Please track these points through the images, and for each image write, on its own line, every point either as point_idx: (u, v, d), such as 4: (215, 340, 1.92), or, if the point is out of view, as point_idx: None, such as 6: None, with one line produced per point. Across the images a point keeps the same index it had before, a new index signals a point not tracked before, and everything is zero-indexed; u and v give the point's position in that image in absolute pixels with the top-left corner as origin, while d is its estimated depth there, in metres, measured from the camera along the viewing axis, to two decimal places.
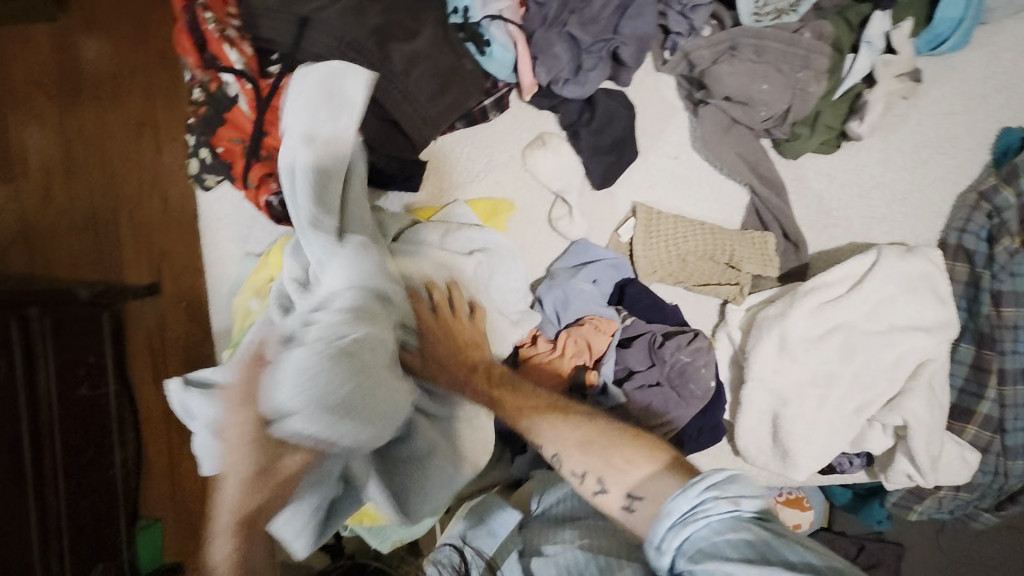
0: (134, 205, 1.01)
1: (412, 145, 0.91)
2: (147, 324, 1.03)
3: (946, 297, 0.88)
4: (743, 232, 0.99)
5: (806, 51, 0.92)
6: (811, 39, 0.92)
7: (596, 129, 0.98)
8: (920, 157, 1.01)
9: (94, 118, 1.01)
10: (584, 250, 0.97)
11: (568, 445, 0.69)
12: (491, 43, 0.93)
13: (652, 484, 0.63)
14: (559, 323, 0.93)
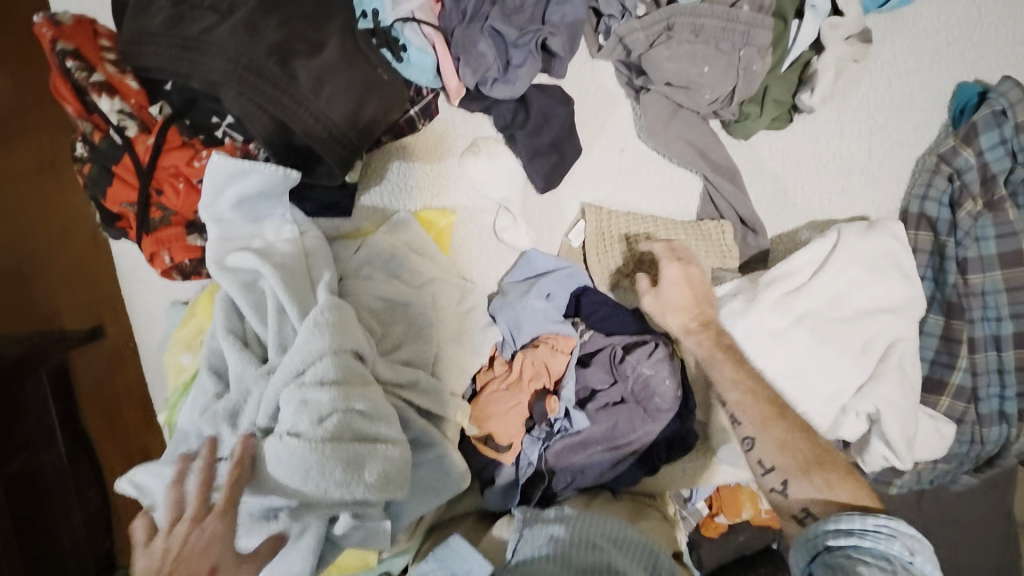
0: (70, 254, 1.02)
1: (334, 171, 0.82)
2: (93, 371, 1.08)
3: (910, 273, 0.85)
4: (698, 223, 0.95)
5: (746, 26, 0.85)
6: (751, 12, 0.85)
7: (532, 130, 0.91)
8: (876, 124, 0.96)
9: None
10: (534, 261, 0.92)
11: (769, 441, 0.79)
12: (408, 47, 0.85)
13: (843, 490, 0.76)
14: (516, 344, 0.90)
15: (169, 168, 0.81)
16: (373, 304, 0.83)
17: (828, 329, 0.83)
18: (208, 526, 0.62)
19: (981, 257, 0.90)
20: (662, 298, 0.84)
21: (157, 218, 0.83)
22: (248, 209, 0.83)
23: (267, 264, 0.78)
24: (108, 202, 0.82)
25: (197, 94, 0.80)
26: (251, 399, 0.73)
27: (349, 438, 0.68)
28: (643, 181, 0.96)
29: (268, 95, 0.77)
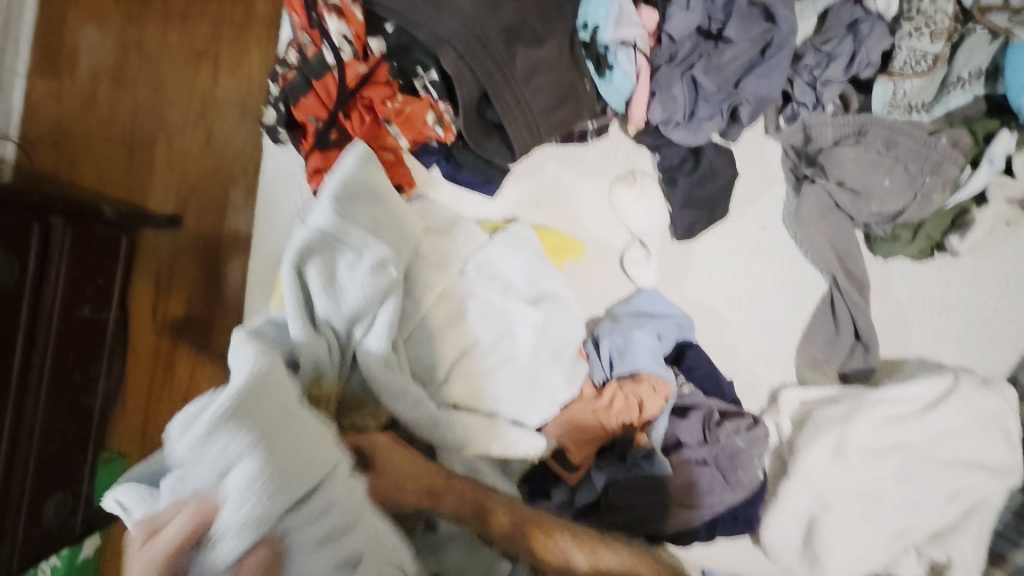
0: (177, 133, 1.10)
1: (512, 152, 0.86)
2: (158, 256, 1.11)
3: (1016, 442, 0.84)
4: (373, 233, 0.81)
5: (940, 157, 0.89)
6: (946, 145, 0.89)
7: (697, 180, 0.94)
8: (1008, 288, 0.98)
9: (157, 34, 1.10)
10: (652, 301, 0.94)
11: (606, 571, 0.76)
12: (615, 67, 0.88)
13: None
14: (610, 370, 0.91)
15: (366, 99, 0.85)
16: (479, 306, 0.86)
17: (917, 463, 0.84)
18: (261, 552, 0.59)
19: None
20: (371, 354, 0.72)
21: (334, 138, 0.86)
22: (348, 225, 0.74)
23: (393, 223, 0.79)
24: (295, 110, 0.85)
25: (414, 43, 0.81)
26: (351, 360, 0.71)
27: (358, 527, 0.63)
28: (772, 263, 0.98)
29: (485, 66, 0.80)
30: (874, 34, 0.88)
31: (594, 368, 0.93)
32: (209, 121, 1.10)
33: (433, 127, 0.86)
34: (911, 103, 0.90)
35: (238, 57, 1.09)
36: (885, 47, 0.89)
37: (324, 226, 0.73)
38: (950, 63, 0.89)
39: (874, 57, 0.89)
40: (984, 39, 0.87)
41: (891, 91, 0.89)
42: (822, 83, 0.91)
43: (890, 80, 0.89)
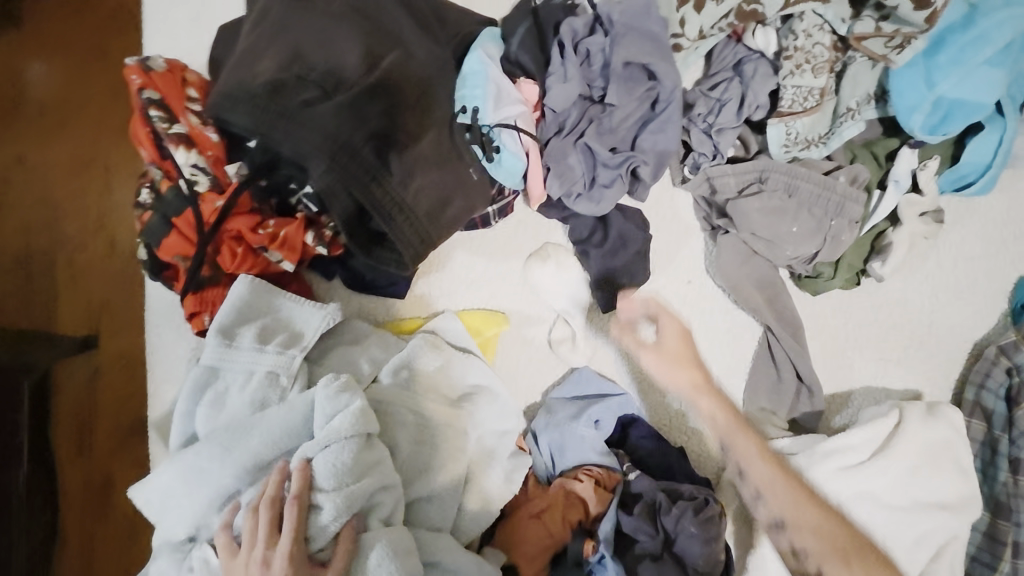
0: (76, 248, 1.03)
1: (404, 260, 0.80)
2: (77, 383, 1.02)
3: (968, 469, 0.82)
4: (264, 309, 0.79)
5: (841, 198, 0.86)
6: (845, 184, 0.87)
7: (607, 252, 0.90)
8: (938, 301, 0.97)
9: (42, 155, 1.04)
10: (586, 380, 0.90)
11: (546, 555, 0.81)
12: (502, 149, 0.83)
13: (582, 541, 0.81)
14: (555, 466, 0.87)
15: (232, 230, 0.77)
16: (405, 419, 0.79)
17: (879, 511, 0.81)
18: None
19: None
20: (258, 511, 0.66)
21: (206, 274, 0.78)
22: (211, 403, 0.75)
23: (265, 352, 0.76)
24: (159, 252, 0.78)
25: (279, 159, 0.77)
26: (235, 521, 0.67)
27: None
28: (702, 316, 0.94)
29: (357, 178, 0.74)
30: (756, 76, 0.87)
31: (539, 464, 0.89)
32: (108, 232, 1.03)
33: (315, 247, 0.80)
34: (808, 138, 0.87)
35: (130, 157, 1.04)
36: (770, 87, 0.87)
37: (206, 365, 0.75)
38: (838, 94, 0.87)
39: (761, 99, 0.87)
40: (866, 66, 0.86)
41: (786, 131, 0.86)
42: (716, 132, 0.87)
43: (781, 122, 0.86)
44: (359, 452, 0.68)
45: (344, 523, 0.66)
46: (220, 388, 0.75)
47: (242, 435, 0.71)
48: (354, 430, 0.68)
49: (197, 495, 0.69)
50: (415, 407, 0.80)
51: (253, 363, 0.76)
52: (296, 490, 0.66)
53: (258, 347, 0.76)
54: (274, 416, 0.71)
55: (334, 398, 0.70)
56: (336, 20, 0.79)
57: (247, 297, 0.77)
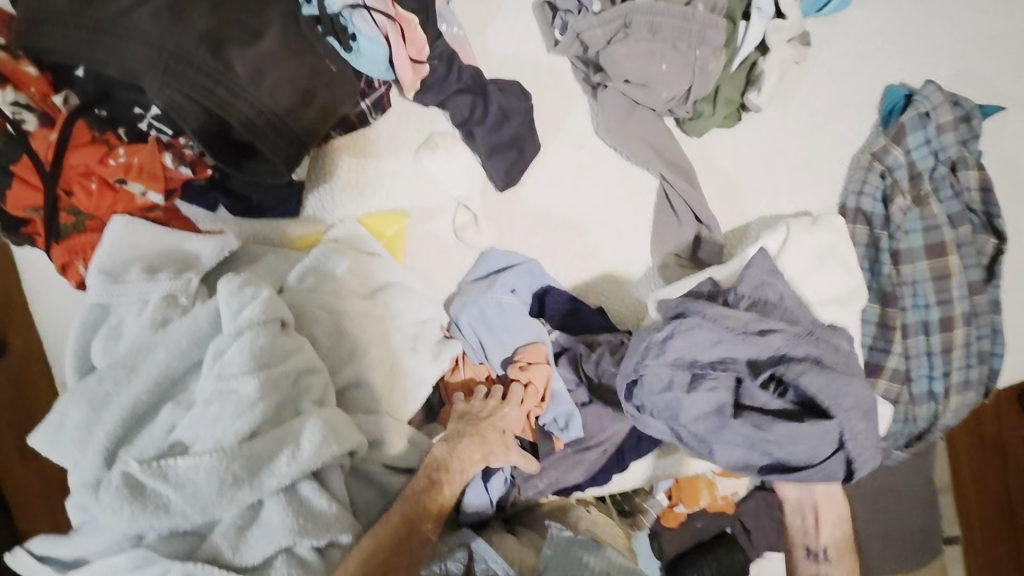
0: None
1: (279, 168, 0.75)
2: None
3: (852, 265, 0.90)
4: (157, 231, 0.75)
5: (701, 26, 0.87)
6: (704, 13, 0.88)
7: (492, 127, 0.88)
8: (816, 122, 1.00)
9: None
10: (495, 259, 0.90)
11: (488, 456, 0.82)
12: (357, 36, 0.81)
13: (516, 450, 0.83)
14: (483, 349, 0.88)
15: (77, 166, 0.72)
16: (320, 319, 0.76)
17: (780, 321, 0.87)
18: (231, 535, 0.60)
19: (911, 248, 0.97)
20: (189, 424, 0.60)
21: (67, 223, 0.74)
22: (106, 335, 0.68)
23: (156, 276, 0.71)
24: (7, 206, 0.72)
25: (112, 83, 0.72)
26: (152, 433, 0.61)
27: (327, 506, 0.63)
28: (599, 176, 0.95)
29: (200, 86, 0.70)
30: None
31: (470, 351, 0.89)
32: None
33: (178, 168, 0.76)
34: None
35: None
36: None
37: (93, 299, 0.69)
38: None
39: None
40: None
41: None
42: None
43: None
44: (274, 340, 0.63)
45: (264, 406, 0.60)
46: (111, 321, 0.69)
47: (146, 355, 0.65)
48: (268, 317, 0.63)
49: (105, 423, 0.61)
50: (323, 303, 0.77)
51: (146, 290, 0.70)
52: (215, 380, 0.60)
53: (148, 276, 0.71)
54: (178, 330, 0.65)
55: (237, 295, 0.65)
56: None
57: (124, 232, 0.73)
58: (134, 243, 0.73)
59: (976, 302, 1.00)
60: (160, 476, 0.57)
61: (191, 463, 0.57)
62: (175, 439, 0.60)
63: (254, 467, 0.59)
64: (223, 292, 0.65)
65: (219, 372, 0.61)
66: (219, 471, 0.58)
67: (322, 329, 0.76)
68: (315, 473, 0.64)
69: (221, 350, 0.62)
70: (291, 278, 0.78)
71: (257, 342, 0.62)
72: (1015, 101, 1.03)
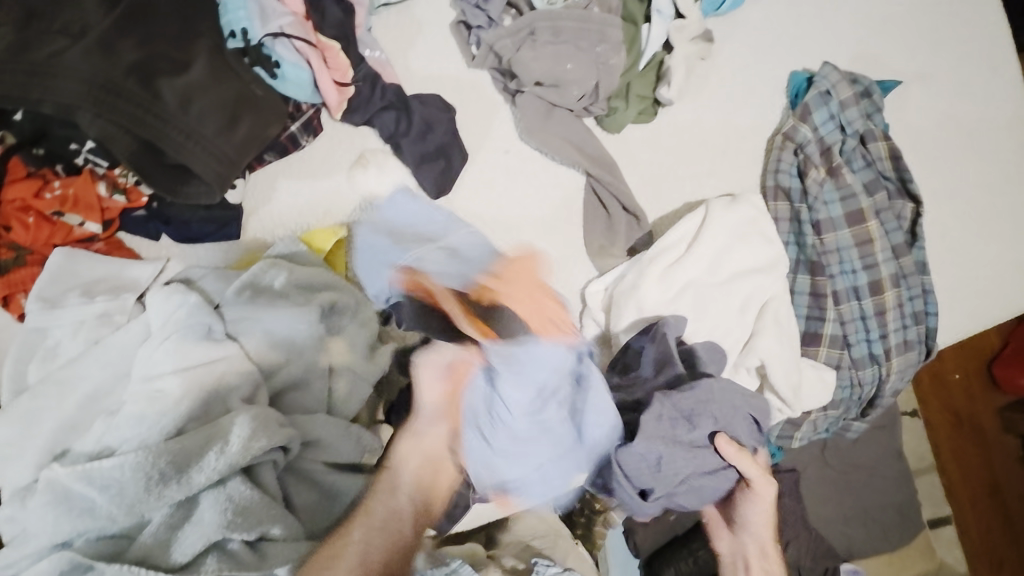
0: None
1: (212, 188, 0.79)
2: None
3: (773, 237, 0.94)
4: (99, 258, 0.79)
5: (601, 26, 0.95)
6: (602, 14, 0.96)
7: (416, 138, 0.94)
8: (727, 111, 1.07)
9: None
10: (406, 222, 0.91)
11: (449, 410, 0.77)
12: (281, 63, 0.86)
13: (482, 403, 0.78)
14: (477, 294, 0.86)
15: (15, 202, 0.77)
16: (255, 330, 0.79)
17: (705, 293, 0.91)
18: (161, 531, 0.61)
19: (830, 218, 1.01)
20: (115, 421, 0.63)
21: (9, 259, 0.78)
22: (41, 357, 0.72)
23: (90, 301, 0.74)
24: None
25: (48, 123, 0.77)
26: (84, 439, 0.63)
27: (259, 497, 0.63)
28: (527, 178, 1.01)
29: (130, 115, 0.74)
30: None
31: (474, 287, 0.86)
32: None
33: (112, 197, 0.80)
34: None
35: None
36: None
37: (33, 324, 0.72)
38: None
39: None
40: None
41: None
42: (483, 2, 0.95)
43: None
44: (197, 343, 0.65)
45: (190, 401, 0.63)
46: (50, 345, 0.72)
47: (75, 369, 0.66)
48: (194, 321, 0.66)
49: (36, 436, 0.64)
50: (256, 313, 0.79)
51: (81, 313, 0.74)
52: (142, 378, 0.64)
53: (84, 299, 0.74)
54: (110, 343, 0.67)
55: (165, 301, 0.67)
56: None
57: (63, 261, 0.77)
58: (74, 272, 0.77)
59: (902, 264, 1.03)
60: (84, 476, 0.59)
61: (115, 462, 0.59)
62: (103, 445, 0.62)
63: (186, 464, 0.60)
64: (155, 297, 0.68)
65: (147, 374, 0.64)
66: (143, 468, 0.59)
67: (256, 338, 0.79)
68: (246, 470, 0.65)
69: (151, 355, 0.65)
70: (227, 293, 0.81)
71: (186, 341, 0.65)
72: (912, 76, 1.10)
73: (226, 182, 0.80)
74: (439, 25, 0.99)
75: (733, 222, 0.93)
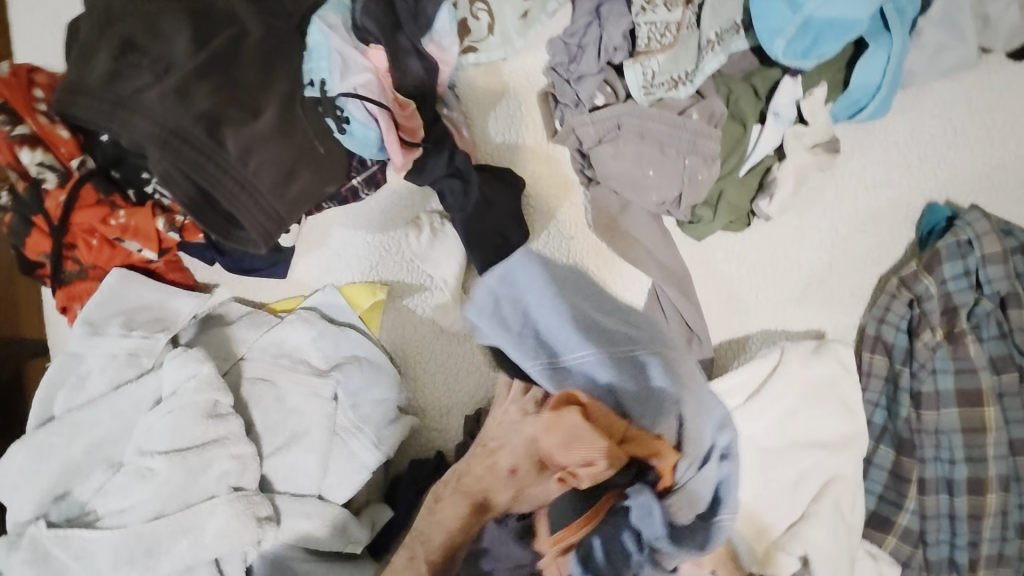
0: None
1: (255, 240, 0.79)
2: None
3: (854, 407, 0.81)
4: (151, 286, 0.81)
5: (692, 135, 0.81)
6: (699, 121, 0.81)
7: (473, 215, 0.88)
8: (839, 235, 0.92)
9: None
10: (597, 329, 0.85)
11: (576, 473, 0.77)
12: (350, 119, 0.82)
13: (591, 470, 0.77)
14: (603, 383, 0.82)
15: (83, 225, 0.79)
16: (267, 397, 0.80)
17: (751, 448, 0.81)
18: None
19: (936, 391, 0.85)
20: (115, 483, 0.64)
21: (72, 271, 0.82)
22: (70, 388, 0.74)
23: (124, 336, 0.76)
24: (27, 251, 0.81)
25: (125, 152, 0.80)
26: (88, 484, 0.67)
27: None
28: (590, 275, 0.91)
29: (192, 161, 0.75)
30: (611, 16, 0.83)
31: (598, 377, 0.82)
32: None
33: (168, 232, 0.81)
34: (672, 76, 0.82)
35: None
36: (625, 27, 0.83)
37: (73, 348, 0.75)
38: (699, 27, 0.82)
39: (618, 41, 0.83)
40: None
41: (643, 72, 0.82)
42: (576, 80, 0.85)
43: (637, 62, 0.82)
44: (196, 423, 0.64)
45: (173, 478, 0.63)
46: (81, 373, 0.74)
47: (89, 414, 0.67)
48: (198, 398, 0.65)
49: (41, 475, 0.66)
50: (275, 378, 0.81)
51: (114, 346, 0.76)
52: (142, 447, 0.65)
53: (123, 331, 0.76)
54: (128, 394, 0.68)
55: (179, 367, 0.67)
56: (162, 6, 0.78)
57: (114, 287, 0.79)
58: (123, 298, 0.79)
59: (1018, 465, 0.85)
60: (66, 540, 0.62)
61: (95, 534, 0.62)
62: (94, 505, 0.65)
63: (156, 548, 0.62)
64: (169, 364, 0.67)
65: (143, 446, 0.65)
66: (119, 544, 0.62)
67: (267, 403, 0.80)
68: (216, 561, 0.65)
69: (153, 428, 0.65)
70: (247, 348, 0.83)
71: (183, 421, 0.64)
72: None
73: (268, 237, 0.79)
74: (525, 93, 0.92)
75: (802, 376, 0.81)
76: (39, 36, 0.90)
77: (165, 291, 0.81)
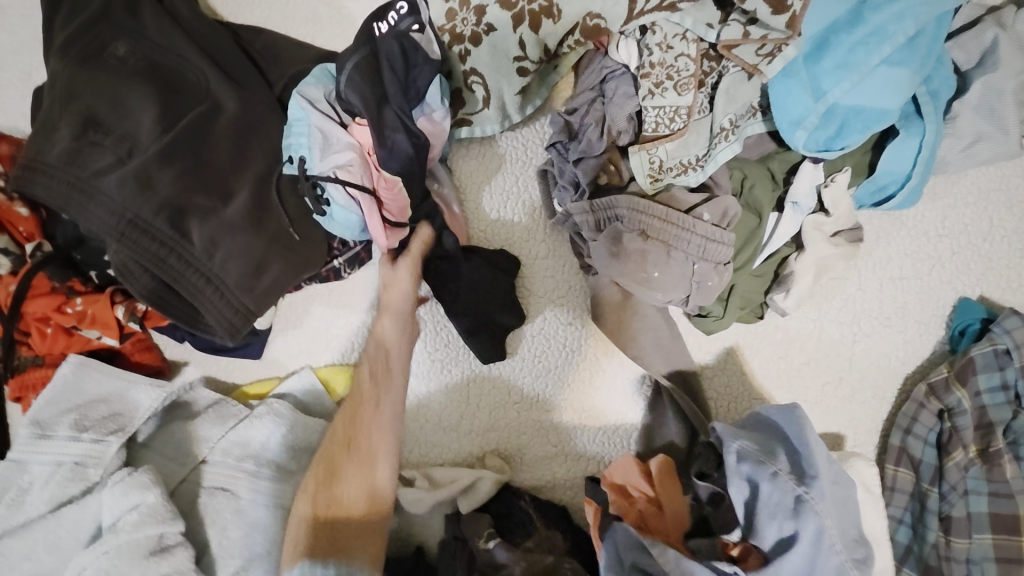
0: None
1: (220, 335, 0.73)
2: None
3: (874, 537, 0.74)
4: (110, 375, 0.75)
5: (701, 239, 0.73)
6: (710, 223, 0.73)
7: (461, 306, 0.81)
8: (861, 332, 0.84)
9: None
10: (789, 423, 0.73)
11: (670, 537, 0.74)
12: (331, 203, 0.74)
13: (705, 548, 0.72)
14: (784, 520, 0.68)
15: (36, 314, 0.74)
16: (230, 503, 0.74)
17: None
18: None
19: (969, 516, 0.76)
20: None
21: (27, 358, 0.76)
22: (7, 503, 0.68)
23: (72, 443, 0.70)
24: None
25: (84, 234, 0.74)
26: None
27: None
28: (590, 365, 0.84)
29: (152, 254, 0.69)
30: (616, 96, 0.76)
31: (806, 519, 0.67)
32: None
33: (128, 322, 0.75)
34: (682, 161, 0.76)
35: None
36: (631, 109, 0.76)
37: (18, 456, 0.70)
38: (712, 111, 0.75)
39: (621, 124, 0.77)
40: (741, 78, 0.73)
41: (649, 159, 0.76)
42: (574, 160, 0.78)
43: (642, 149, 0.76)
44: (134, 565, 0.63)
45: None
46: (22, 484, 0.69)
47: (31, 540, 0.66)
48: (139, 534, 0.64)
49: None
50: (240, 486, 0.74)
51: (61, 453, 0.70)
52: None
53: (73, 435, 0.71)
54: (63, 523, 0.67)
55: (120, 499, 0.66)
56: (125, 81, 0.72)
57: (71, 379, 0.74)
58: (79, 390, 0.74)
59: None
60: None
61: None
62: None
63: None
64: (110, 492, 0.66)
65: None
66: None
67: (228, 515, 0.73)
68: None
69: (86, 569, 0.64)
70: (210, 445, 0.77)
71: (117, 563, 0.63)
72: None
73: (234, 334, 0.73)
74: (524, 167, 0.85)
75: None
76: (7, 95, 0.85)
77: (126, 381, 0.75)
